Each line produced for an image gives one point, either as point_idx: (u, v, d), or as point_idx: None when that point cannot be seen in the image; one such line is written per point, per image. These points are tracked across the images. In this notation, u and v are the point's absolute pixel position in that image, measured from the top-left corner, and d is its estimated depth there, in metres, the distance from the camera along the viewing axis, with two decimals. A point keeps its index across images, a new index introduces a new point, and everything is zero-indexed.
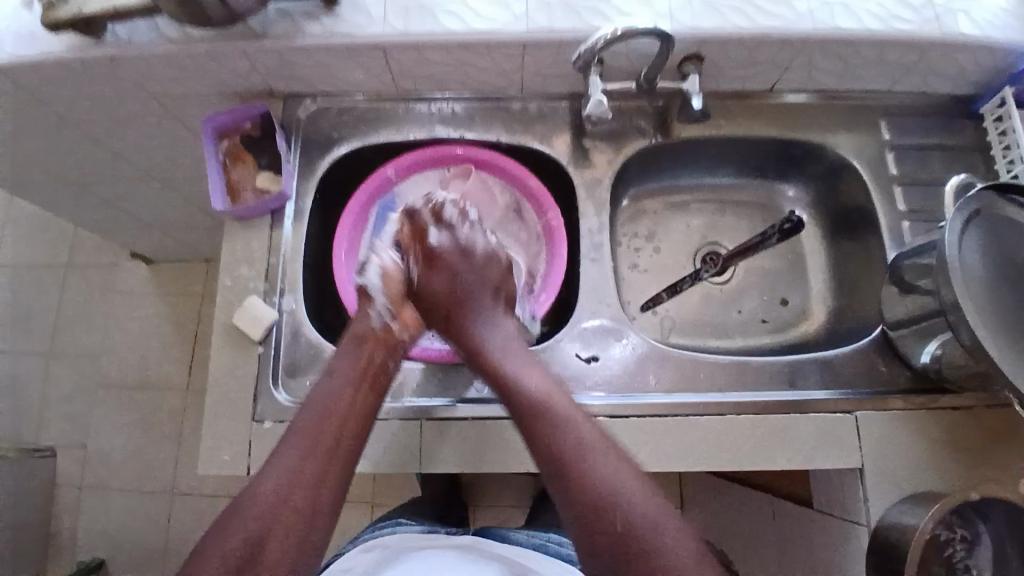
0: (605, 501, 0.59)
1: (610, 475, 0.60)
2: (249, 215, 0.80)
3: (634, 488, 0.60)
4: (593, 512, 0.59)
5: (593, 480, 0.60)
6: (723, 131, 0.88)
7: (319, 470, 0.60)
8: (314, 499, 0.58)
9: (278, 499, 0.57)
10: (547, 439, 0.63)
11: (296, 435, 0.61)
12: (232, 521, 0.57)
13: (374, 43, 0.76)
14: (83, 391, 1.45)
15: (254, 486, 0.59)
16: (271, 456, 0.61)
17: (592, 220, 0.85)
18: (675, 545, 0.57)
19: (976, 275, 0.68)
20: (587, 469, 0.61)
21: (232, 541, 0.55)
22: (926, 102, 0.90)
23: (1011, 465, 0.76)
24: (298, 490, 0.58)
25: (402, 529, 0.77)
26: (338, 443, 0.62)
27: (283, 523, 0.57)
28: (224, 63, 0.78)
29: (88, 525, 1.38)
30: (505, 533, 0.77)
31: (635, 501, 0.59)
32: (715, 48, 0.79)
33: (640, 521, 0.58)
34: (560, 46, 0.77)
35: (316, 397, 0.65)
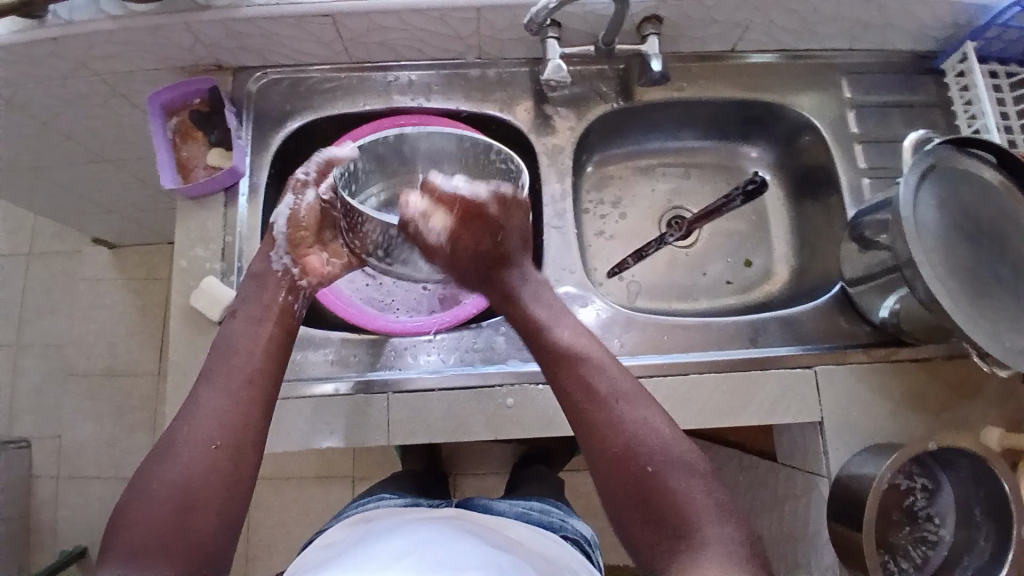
0: (634, 450, 0.57)
1: (646, 425, 0.58)
2: (205, 193, 0.78)
3: (669, 437, 0.58)
4: (619, 471, 0.57)
5: (630, 434, 0.58)
6: (684, 94, 0.88)
7: (241, 411, 0.57)
8: (237, 439, 0.56)
9: (200, 447, 0.55)
10: (581, 394, 0.60)
11: (208, 385, 0.58)
12: (157, 478, 0.54)
13: (324, 11, 0.74)
14: (54, 381, 1.43)
15: (172, 437, 0.55)
16: (184, 407, 0.57)
17: (556, 187, 0.84)
18: (697, 488, 0.56)
19: (933, 228, 0.69)
20: (625, 418, 0.58)
21: (159, 492, 0.53)
22: (885, 58, 0.90)
23: (966, 413, 0.78)
24: (216, 435, 0.55)
25: (386, 504, 0.76)
26: (257, 384, 0.59)
27: (208, 467, 0.54)
28: (169, 37, 0.76)
29: (69, 513, 1.37)
30: (488, 503, 0.75)
31: (665, 450, 0.57)
32: (672, 8, 0.78)
33: (674, 471, 0.56)
34: (515, 9, 0.76)
35: (228, 343, 0.61)
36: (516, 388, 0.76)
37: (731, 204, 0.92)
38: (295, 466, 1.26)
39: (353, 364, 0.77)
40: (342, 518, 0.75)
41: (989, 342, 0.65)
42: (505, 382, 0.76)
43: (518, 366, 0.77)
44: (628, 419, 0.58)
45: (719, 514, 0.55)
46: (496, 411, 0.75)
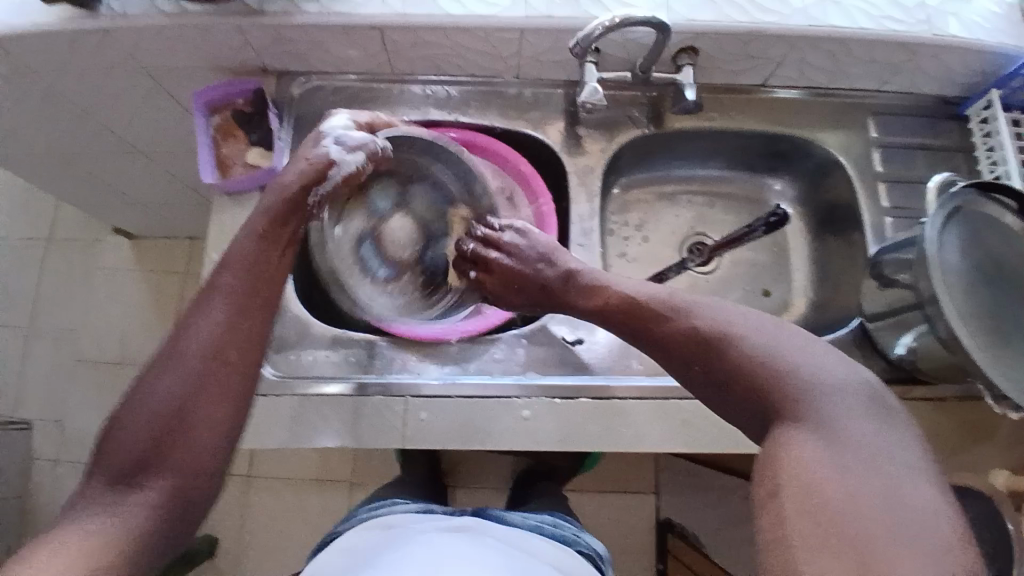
0: (724, 350, 0.53)
1: (688, 296, 0.59)
2: (243, 189, 0.80)
3: (740, 312, 0.56)
4: (745, 381, 0.51)
5: (726, 344, 0.53)
6: (714, 124, 0.89)
7: (235, 329, 0.56)
8: (237, 355, 0.55)
9: (200, 358, 0.54)
10: (687, 332, 0.56)
11: (215, 297, 0.56)
12: (157, 383, 0.53)
13: (372, 24, 0.76)
14: (66, 366, 1.44)
15: (175, 343, 0.54)
16: (189, 314, 0.56)
17: (584, 208, 0.86)
18: (809, 366, 0.50)
19: (957, 269, 0.71)
20: (675, 308, 0.58)
21: (155, 405, 0.52)
22: (912, 102, 0.92)
23: (974, 455, 0.79)
24: (220, 350, 0.55)
25: (399, 509, 0.77)
26: (253, 300, 0.58)
27: (209, 383, 0.54)
28: (218, 38, 0.78)
29: (69, 500, 1.37)
30: (502, 513, 0.76)
31: (709, 315, 0.56)
32: (709, 41, 0.80)
33: (719, 336, 0.54)
34: (558, 34, 0.78)
35: (235, 261, 0.59)
36: (533, 400, 0.77)
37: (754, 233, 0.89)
38: (300, 467, 1.26)
39: (372, 367, 0.78)
40: (355, 522, 0.75)
41: (1009, 385, 0.66)
42: (523, 395, 0.77)
43: (534, 378, 0.78)
44: (687, 310, 0.57)
45: (822, 375, 0.50)
46: (511, 422, 0.76)
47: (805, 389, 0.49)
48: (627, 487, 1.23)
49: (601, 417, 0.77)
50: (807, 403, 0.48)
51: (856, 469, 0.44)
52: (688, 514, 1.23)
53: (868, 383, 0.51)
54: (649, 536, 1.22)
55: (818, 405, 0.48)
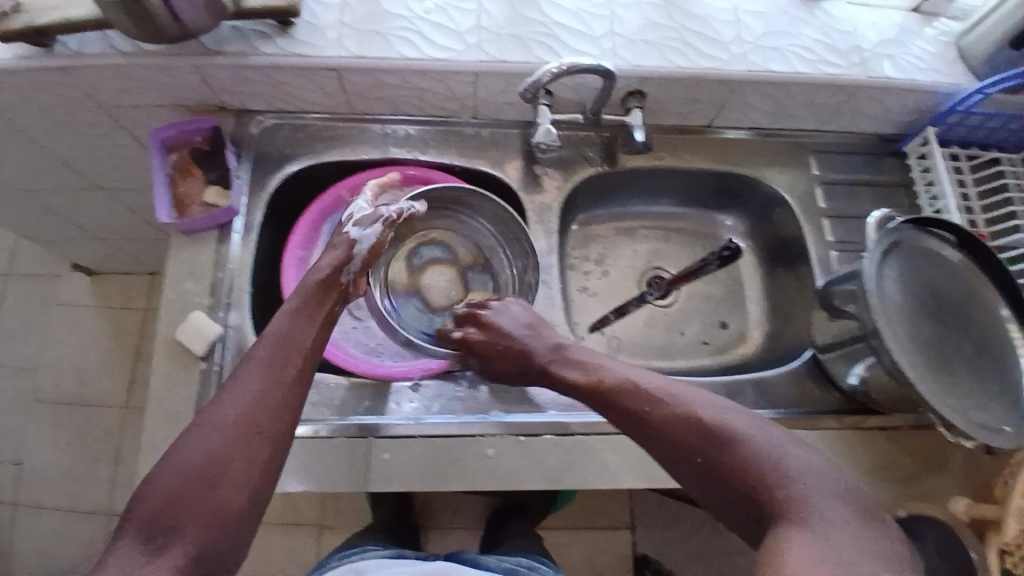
0: (677, 427, 0.59)
1: (638, 377, 0.65)
2: (197, 228, 0.79)
3: (679, 392, 0.62)
4: (672, 448, 0.59)
5: (681, 420, 0.59)
6: (666, 163, 0.93)
7: (272, 402, 0.56)
8: (271, 427, 0.55)
9: (240, 429, 0.54)
10: (605, 390, 0.65)
11: (253, 367, 0.57)
12: (192, 447, 0.53)
13: (330, 65, 0.77)
14: (17, 409, 1.39)
15: (213, 412, 0.55)
16: (228, 385, 0.57)
17: (542, 244, 0.87)
18: (756, 442, 0.56)
19: (897, 301, 0.73)
20: (634, 382, 0.64)
21: (186, 467, 0.52)
22: (854, 141, 0.96)
23: (926, 484, 0.81)
24: (258, 420, 0.55)
25: (370, 556, 0.75)
26: (294, 365, 0.59)
27: (243, 444, 0.54)
28: (177, 78, 0.79)
29: (14, 554, 1.31)
30: (474, 557, 0.75)
31: (666, 397, 0.61)
32: (657, 85, 0.84)
33: (674, 417, 0.60)
34: (511, 78, 0.81)
35: (276, 333, 0.60)
36: (495, 437, 0.76)
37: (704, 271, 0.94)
38: None
39: (332, 407, 0.77)
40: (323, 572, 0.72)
41: (951, 414, 0.67)
42: (486, 432, 0.77)
43: (498, 418, 0.78)
44: (642, 388, 0.63)
45: (771, 447, 0.56)
46: (475, 461, 0.75)
47: (758, 458, 0.55)
48: (601, 522, 1.22)
49: (564, 453, 0.76)
50: (757, 477, 0.54)
51: (821, 554, 0.47)
52: (658, 548, 1.21)
53: (818, 463, 0.55)
54: (622, 573, 1.20)
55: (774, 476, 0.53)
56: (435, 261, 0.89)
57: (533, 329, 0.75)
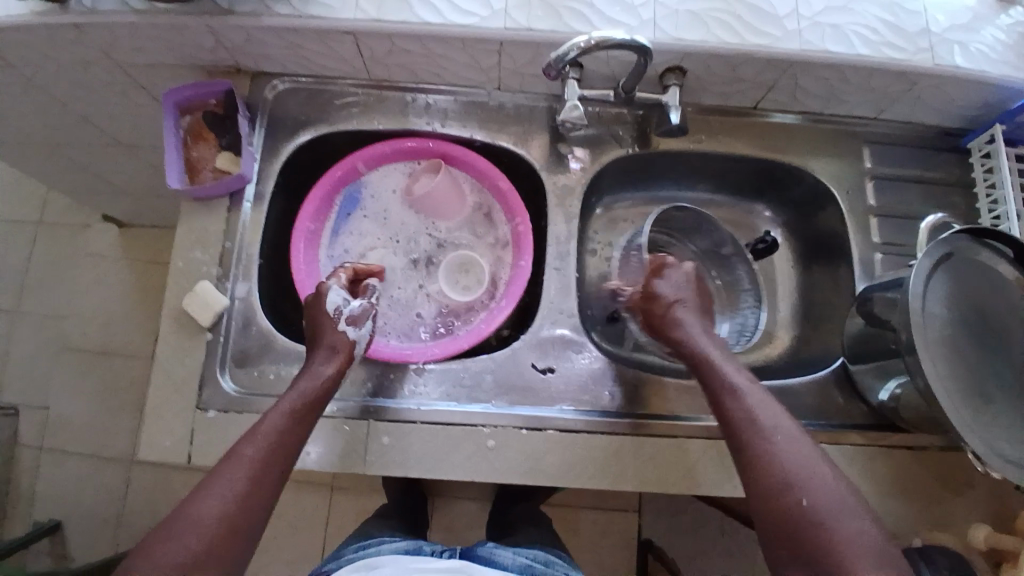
0: (774, 481, 0.55)
1: (761, 413, 0.60)
2: (209, 196, 0.77)
3: (795, 445, 0.57)
4: (776, 491, 0.55)
5: (776, 476, 0.55)
6: (703, 146, 0.86)
7: (251, 496, 0.54)
8: (246, 524, 0.53)
9: (215, 527, 0.51)
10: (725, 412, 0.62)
11: (235, 461, 0.56)
12: (163, 548, 0.49)
13: (345, 28, 0.72)
14: (51, 353, 1.45)
15: (189, 508, 0.52)
16: (203, 480, 0.54)
17: (561, 229, 0.83)
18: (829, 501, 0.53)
19: (937, 318, 0.67)
20: (754, 418, 0.60)
21: (161, 568, 0.49)
22: (912, 132, 0.88)
23: (951, 509, 0.76)
24: (236, 515, 0.53)
25: (386, 551, 0.74)
26: (273, 468, 0.57)
27: (215, 554, 0.51)
28: (191, 37, 0.75)
29: (50, 489, 1.39)
30: (491, 552, 0.74)
31: (780, 446, 0.57)
32: (698, 62, 0.77)
33: (775, 470, 0.56)
34: (539, 47, 0.75)
35: (261, 427, 0.59)
36: (499, 429, 0.75)
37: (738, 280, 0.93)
38: None
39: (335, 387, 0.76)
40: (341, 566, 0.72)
41: (985, 447, 0.62)
42: (488, 423, 0.75)
43: (501, 409, 0.76)
44: (758, 426, 0.59)
45: (857, 535, 0.51)
46: (476, 452, 0.74)
47: (841, 543, 0.50)
48: (609, 502, 1.21)
49: (569, 450, 0.74)
50: (838, 564, 0.49)
51: None
52: (665, 533, 1.20)
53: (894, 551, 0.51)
54: (627, 555, 1.19)
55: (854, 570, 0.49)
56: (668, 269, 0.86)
57: (706, 334, 0.70)
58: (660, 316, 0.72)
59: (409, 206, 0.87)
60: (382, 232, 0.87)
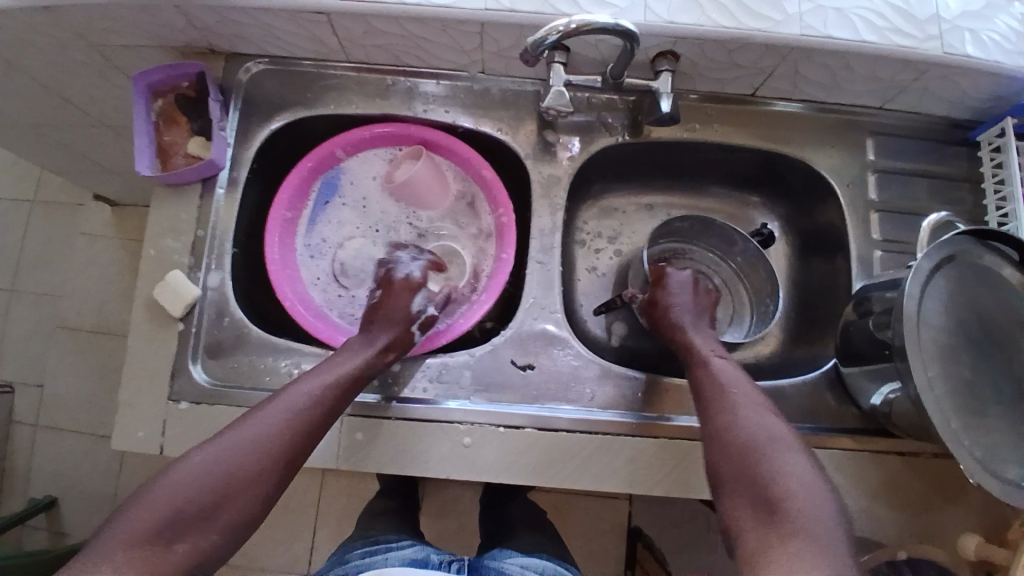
0: (731, 442, 0.58)
1: (733, 389, 0.63)
2: (181, 182, 0.75)
3: (758, 416, 0.60)
4: (730, 443, 0.58)
5: (734, 438, 0.58)
6: (697, 135, 0.82)
7: (294, 435, 0.59)
8: (286, 459, 0.58)
9: (258, 451, 0.57)
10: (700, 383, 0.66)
11: (286, 399, 0.61)
12: (213, 458, 0.55)
13: (317, 8, 0.69)
14: (46, 332, 1.45)
15: (239, 430, 0.58)
16: (256, 410, 0.60)
17: (546, 221, 0.80)
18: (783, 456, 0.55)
19: (933, 323, 0.64)
20: (724, 392, 0.63)
21: (208, 475, 0.54)
22: (919, 123, 0.84)
23: (941, 517, 0.74)
24: (276, 447, 0.58)
25: (392, 562, 0.73)
26: (312, 426, 0.61)
27: (256, 475, 0.56)
28: (160, 17, 0.72)
29: (46, 466, 1.40)
30: (499, 565, 0.74)
31: (744, 414, 0.60)
32: (691, 46, 0.73)
33: (732, 432, 0.58)
34: (522, 29, 0.71)
35: (313, 375, 0.65)
36: (475, 427, 0.73)
37: (739, 297, 0.91)
38: None
39: None
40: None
41: (974, 461, 0.59)
42: (464, 421, 0.73)
43: (478, 406, 0.74)
44: (726, 398, 0.62)
45: (801, 491, 0.52)
46: (450, 449, 0.72)
47: (785, 496, 0.52)
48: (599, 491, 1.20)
49: (547, 449, 0.72)
50: (775, 500, 0.52)
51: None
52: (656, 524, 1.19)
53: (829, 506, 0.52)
54: (617, 545, 1.18)
55: (791, 521, 0.50)
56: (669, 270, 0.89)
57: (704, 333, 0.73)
58: (659, 311, 0.75)
59: (388, 194, 0.85)
60: (360, 221, 0.85)
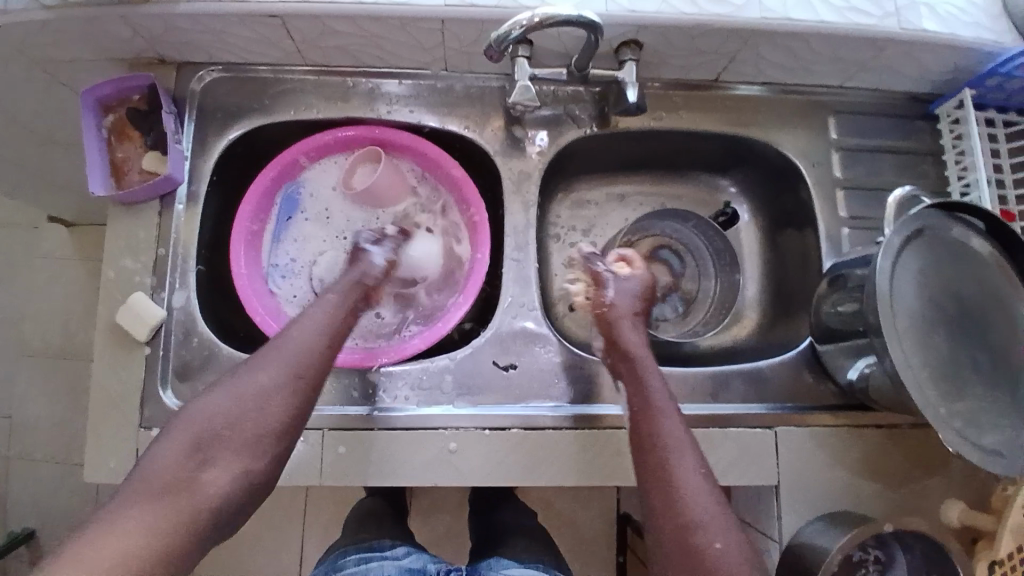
0: (658, 517, 0.57)
1: (690, 481, 0.58)
2: (136, 200, 0.72)
3: (718, 518, 0.56)
4: (665, 513, 0.57)
5: (668, 503, 0.57)
6: (664, 123, 0.82)
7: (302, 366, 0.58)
8: (300, 393, 0.58)
9: (267, 386, 0.56)
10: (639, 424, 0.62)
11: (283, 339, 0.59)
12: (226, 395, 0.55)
13: (272, 12, 0.67)
14: (5, 361, 1.39)
15: (251, 369, 0.57)
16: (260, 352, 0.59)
17: (519, 218, 0.79)
18: (717, 519, 0.56)
19: (905, 298, 0.64)
20: (682, 490, 0.57)
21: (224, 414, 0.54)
22: (881, 99, 0.85)
23: (921, 486, 0.76)
24: (285, 381, 0.57)
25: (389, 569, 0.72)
26: (319, 360, 0.59)
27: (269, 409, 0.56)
28: (104, 28, 0.69)
29: (18, 500, 1.35)
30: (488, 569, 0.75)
31: (706, 518, 0.56)
32: (655, 34, 0.72)
33: (692, 542, 0.55)
34: (484, 24, 0.70)
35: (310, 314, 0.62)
36: (459, 431, 0.72)
37: (706, 292, 0.91)
38: None
39: None
40: None
41: (950, 431, 0.60)
42: (448, 426, 0.72)
43: (462, 410, 0.73)
44: (685, 499, 0.57)
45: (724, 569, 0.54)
46: (436, 455, 0.71)
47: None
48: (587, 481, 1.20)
49: (533, 449, 0.72)
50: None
51: None
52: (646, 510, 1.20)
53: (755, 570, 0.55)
54: (607, 533, 1.19)
55: None
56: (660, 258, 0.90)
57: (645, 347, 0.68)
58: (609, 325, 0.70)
59: (352, 202, 0.82)
60: (325, 233, 0.82)
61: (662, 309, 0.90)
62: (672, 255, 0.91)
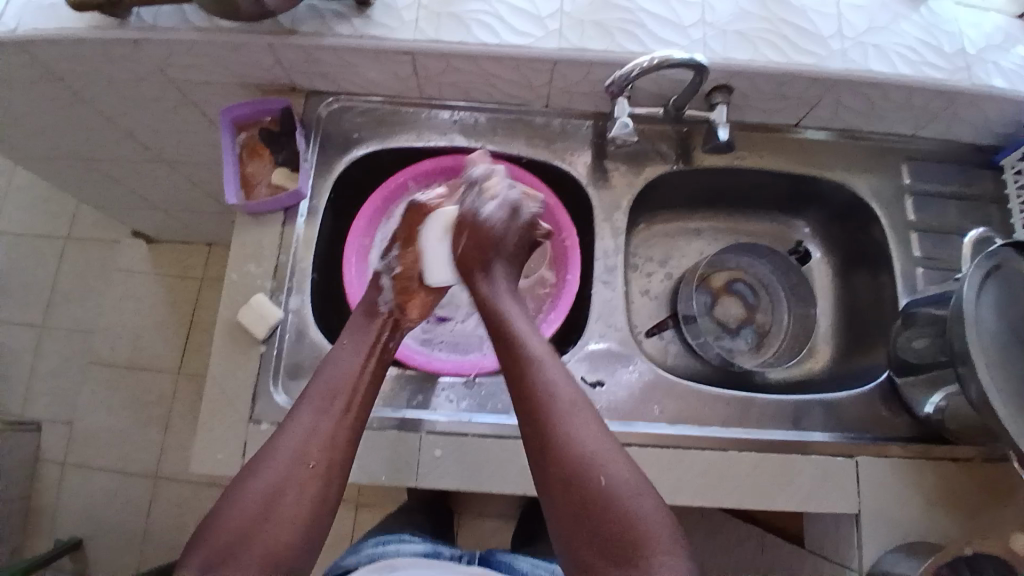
0: (556, 480, 0.58)
1: (597, 450, 0.59)
2: (263, 210, 0.78)
3: (625, 474, 0.58)
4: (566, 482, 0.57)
5: (570, 467, 0.58)
6: (745, 162, 0.87)
7: (327, 433, 0.61)
8: (327, 461, 0.60)
9: (291, 459, 0.59)
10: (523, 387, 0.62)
11: (308, 397, 0.63)
12: (252, 476, 0.58)
13: (403, 49, 0.74)
14: (77, 367, 1.45)
15: (274, 441, 0.60)
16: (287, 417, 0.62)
17: (609, 244, 0.84)
18: (631, 483, 0.58)
19: (993, 328, 0.68)
20: (570, 442, 0.59)
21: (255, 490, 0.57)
22: (949, 149, 0.90)
23: (998, 521, 0.76)
24: (311, 454, 0.60)
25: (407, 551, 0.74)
26: (348, 421, 0.63)
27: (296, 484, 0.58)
28: (248, 55, 0.77)
29: (73, 503, 1.38)
30: (511, 559, 0.75)
31: (623, 486, 0.57)
32: (745, 81, 0.78)
33: (609, 507, 0.56)
34: (591, 66, 0.76)
35: (326, 366, 0.66)
36: None
37: (779, 323, 0.95)
38: None
39: (385, 399, 0.77)
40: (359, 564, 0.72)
41: None
42: None
43: None
44: (600, 467, 0.58)
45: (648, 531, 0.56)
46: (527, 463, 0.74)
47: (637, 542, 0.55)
48: None
49: None
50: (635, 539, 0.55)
51: None
52: None
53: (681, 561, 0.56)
54: None
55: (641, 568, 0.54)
56: (731, 291, 0.94)
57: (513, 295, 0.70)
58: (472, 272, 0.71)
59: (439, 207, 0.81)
60: None
61: (737, 341, 0.93)
62: (745, 288, 0.95)
